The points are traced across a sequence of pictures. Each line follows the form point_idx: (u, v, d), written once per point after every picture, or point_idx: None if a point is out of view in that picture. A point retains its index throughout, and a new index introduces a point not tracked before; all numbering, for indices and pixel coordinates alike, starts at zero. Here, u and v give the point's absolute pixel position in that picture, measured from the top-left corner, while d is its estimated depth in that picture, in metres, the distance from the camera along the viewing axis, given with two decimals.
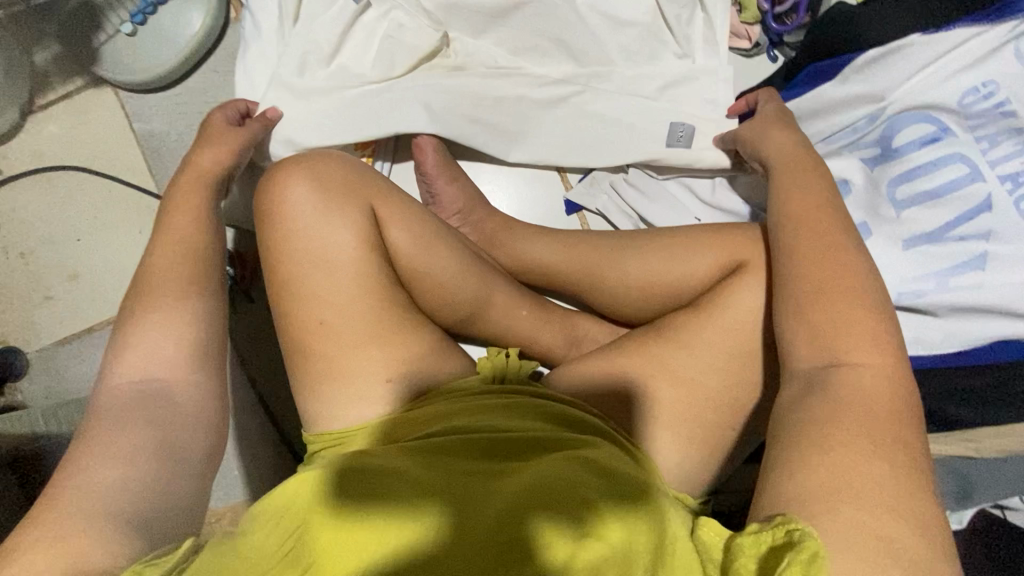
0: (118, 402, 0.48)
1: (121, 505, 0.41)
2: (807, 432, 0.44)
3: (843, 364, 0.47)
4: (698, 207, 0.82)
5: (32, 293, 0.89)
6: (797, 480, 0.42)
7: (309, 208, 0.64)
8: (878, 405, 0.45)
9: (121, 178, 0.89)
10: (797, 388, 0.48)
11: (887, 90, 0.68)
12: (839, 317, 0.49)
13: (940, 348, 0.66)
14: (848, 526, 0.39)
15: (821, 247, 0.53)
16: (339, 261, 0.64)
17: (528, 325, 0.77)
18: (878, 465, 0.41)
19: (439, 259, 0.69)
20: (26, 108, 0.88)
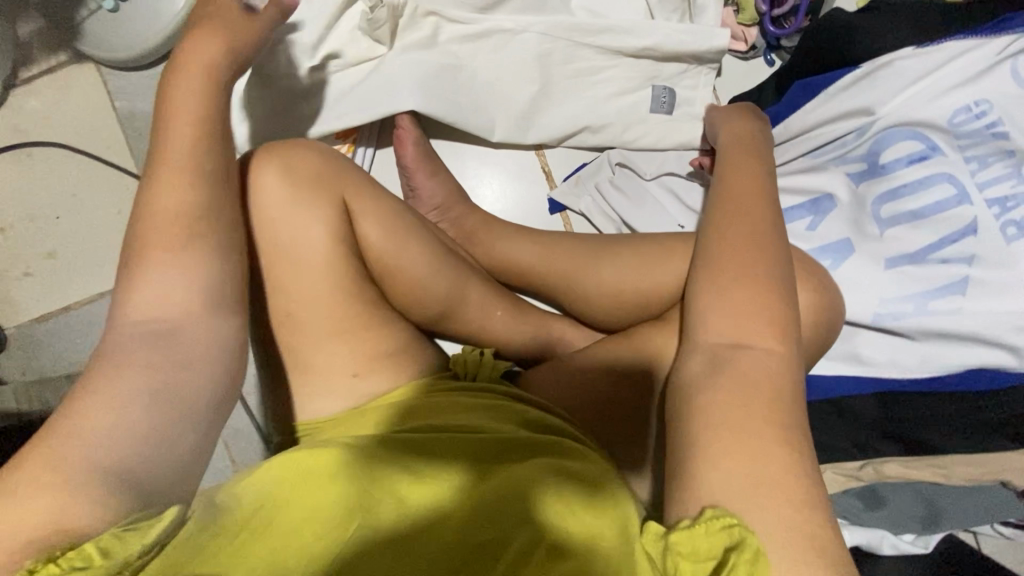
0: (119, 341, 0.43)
1: (84, 491, 0.36)
2: (707, 415, 0.45)
3: (742, 345, 0.48)
4: (681, 212, 0.80)
5: (11, 270, 0.88)
6: (704, 468, 0.43)
7: (273, 201, 0.62)
8: (768, 381, 0.46)
9: (101, 157, 0.88)
10: (701, 363, 0.49)
11: (877, 105, 0.65)
12: (743, 298, 0.50)
13: (917, 373, 0.65)
14: (754, 512, 0.40)
15: (742, 237, 0.54)
16: (306, 255, 0.62)
17: (503, 326, 0.77)
18: (766, 446, 0.43)
19: (412, 260, 0.68)
20: (8, 82, 0.87)
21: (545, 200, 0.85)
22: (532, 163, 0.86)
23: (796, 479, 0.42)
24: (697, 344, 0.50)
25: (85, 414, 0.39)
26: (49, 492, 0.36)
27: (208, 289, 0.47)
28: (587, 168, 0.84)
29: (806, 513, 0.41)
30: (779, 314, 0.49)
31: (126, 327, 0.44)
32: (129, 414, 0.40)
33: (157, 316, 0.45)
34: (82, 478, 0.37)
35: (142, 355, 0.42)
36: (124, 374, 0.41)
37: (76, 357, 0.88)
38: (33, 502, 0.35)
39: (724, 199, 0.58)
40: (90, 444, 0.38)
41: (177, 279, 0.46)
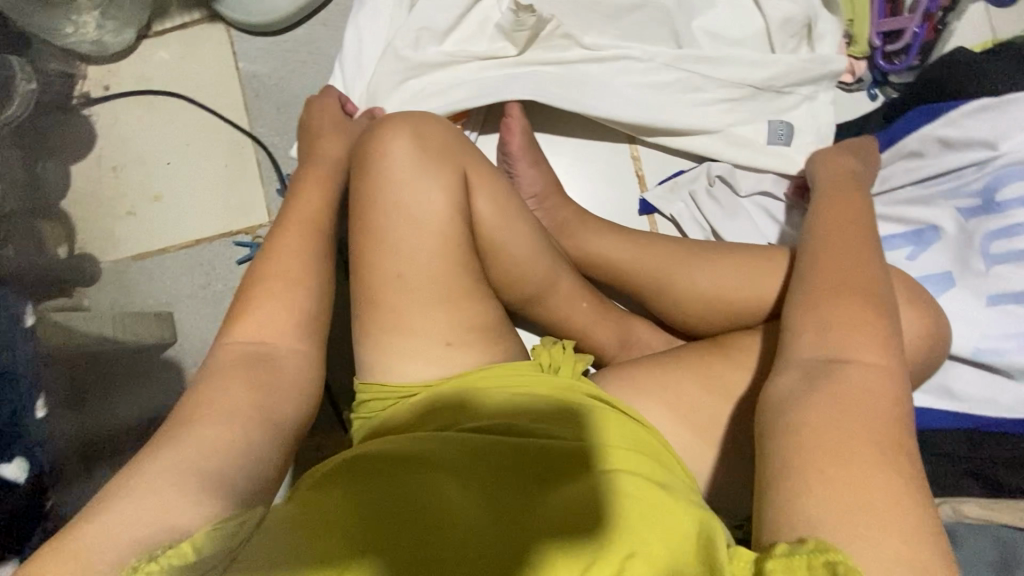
0: (232, 355, 0.54)
1: (176, 485, 0.42)
2: (803, 430, 0.43)
3: (844, 359, 0.46)
4: (772, 230, 0.81)
5: (116, 207, 0.93)
6: (801, 490, 0.40)
7: (404, 163, 0.66)
8: (871, 399, 0.44)
9: (216, 111, 0.92)
10: (796, 376, 0.47)
11: (999, 139, 0.66)
12: (845, 315, 0.48)
13: (1007, 411, 0.65)
14: (859, 542, 0.37)
15: (840, 261, 0.53)
16: (425, 217, 0.65)
17: (586, 318, 0.78)
18: (868, 467, 0.40)
19: (519, 240, 0.70)
20: (143, 32, 0.93)
21: (636, 202, 0.87)
22: (627, 167, 0.88)
23: (902, 506, 0.39)
24: (791, 359, 0.49)
25: (188, 428, 0.47)
26: (152, 484, 0.42)
27: (274, 336, 0.56)
28: (685, 175, 0.85)
29: (914, 542, 0.38)
30: (881, 333, 0.48)
31: (224, 357, 0.54)
32: (215, 423, 0.47)
33: (251, 343, 0.55)
34: (176, 476, 0.43)
35: (218, 420, 0.47)
36: (218, 398, 0.49)
37: (164, 297, 0.91)
38: (134, 495, 0.41)
39: (817, 227, 0.57)
40: (189, 444, 0.45)
41: (264, 321, 0.57)
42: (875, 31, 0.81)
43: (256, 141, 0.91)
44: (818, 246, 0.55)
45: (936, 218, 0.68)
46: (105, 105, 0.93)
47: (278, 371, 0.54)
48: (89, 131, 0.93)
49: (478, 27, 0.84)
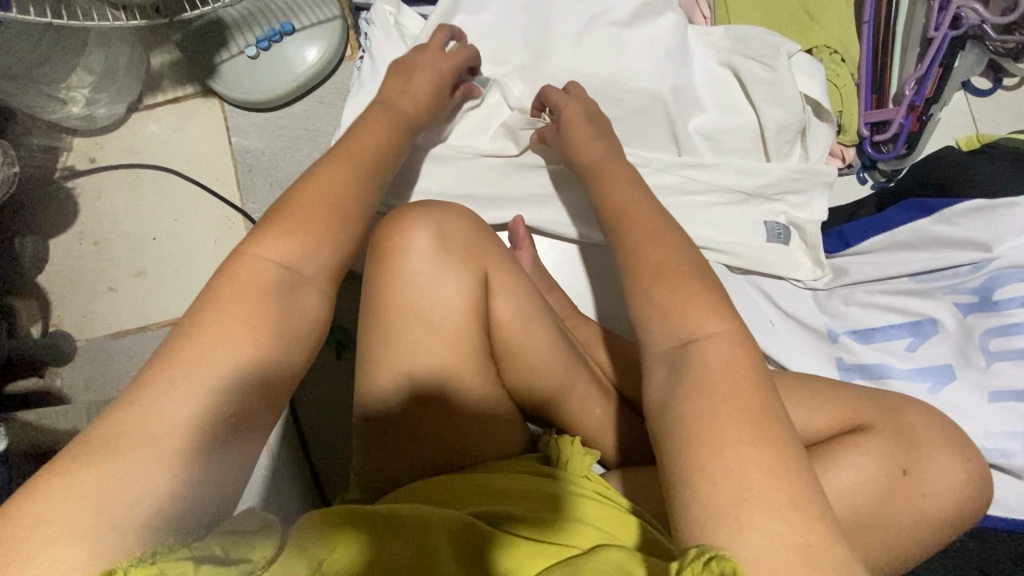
0: (260, 269, 0.45)
1: (169, 462, 0.35)
2: (689, 434, 0.40)
3: (696, 340, 0.45)
4: (776, 314, 0.77)
5: (95, 283, 0.89)
6: (695, 493, 0.38)
7: (426, 262, 0.64)
8: (732, 377, 0.42)
9: (207, 186, 0.90)
10: (663, 377, 0.45)
11: (993, 243, 0.68)
12: (669, 295, 0.47)
13: (1015, 511, 0.64)
14: (751, 543, 0.35)
15: (663, 244, 0.51)
16: (444, 320, 0.64)
17: (595, 421, 0.73)
18: (754, 451, 0.38)
19: (536, 337, 0.67)
20: (133, 106, 0.91)
21: None
22: None
23: (786, 481, 0.37)
24: (653, 357, 0.46)
25: (180, 375, 0.38)
26: (144, 454, 0.35)
27: (303, 261, 0.47)
28: None
29: (801, 522, 0.36)
30: (710, 299, 0.47)
31: (243, 272, 0.44)
32: (217, 378, 0.39)
33: (278, 262, 0.45)
34: (165, 453, 0.36)
35: (204, 383, 0.39)
36: (227, 341, 0.40)
37: None
38: (127, 463, 0.35)
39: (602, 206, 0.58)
40: (174, 407, 0.37)
41: (301, 245, 0.47)
42: (863, 121, 0.84)
43: (247, 217, 0.89)
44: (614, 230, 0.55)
45: (895, 269, 0.72)
46: (90, 177, 0.90)
47: (297, 309, 0.45)
48: (72, 203, 0.90)
49: (482, 123, 0.83)
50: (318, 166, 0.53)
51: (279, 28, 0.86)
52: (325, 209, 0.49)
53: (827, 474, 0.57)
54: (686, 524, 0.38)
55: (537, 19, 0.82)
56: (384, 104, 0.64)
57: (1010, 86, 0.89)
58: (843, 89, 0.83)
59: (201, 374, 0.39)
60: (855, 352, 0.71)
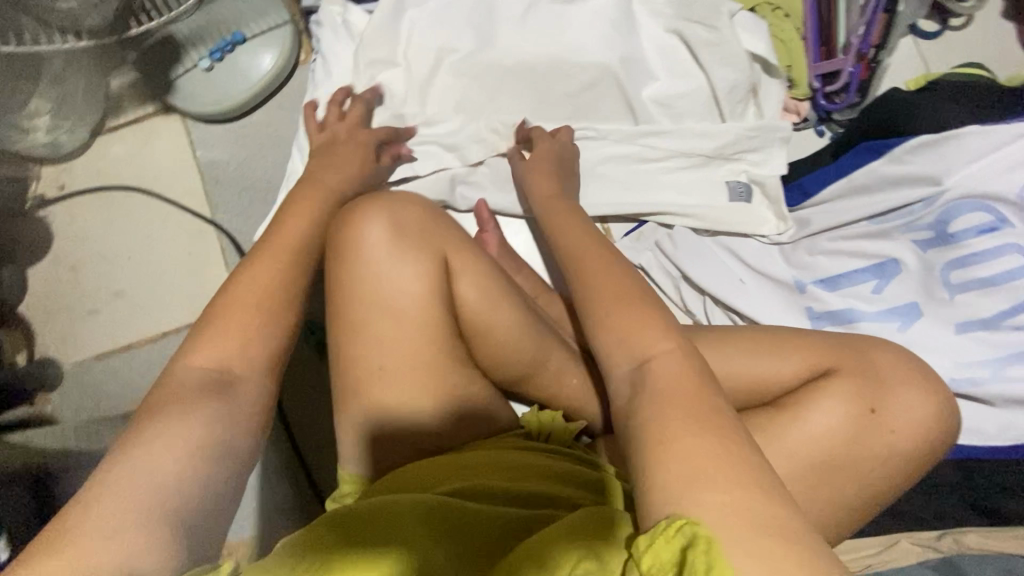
0: (192, 378, 0.50)
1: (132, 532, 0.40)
2: (642, 439, 0.41)
3: (647, 360, 0.46)
4: (743, 271, 0.78)
5: (76, 307, 0.90)
6: (650, 483, 0.39)
7: (382, 253, 0.66)
8: (682, 385, 0.43)
9: (176, 201, 0.91)
10: (626, 394, 0.46)
11: (944, 178, 0.68)
12: (625, 319, 0.49)
13: (992, 439, 0.64)
14: (713, 508, 0.37)
15: (602, 265, 0.56)
16: (405, 308, 0.65)
17: (576, 392, 0.73)
18: (709, 440, 0.39)
19: (501, 314, 0.68)
20: (97, 130, 0.93)
21: None
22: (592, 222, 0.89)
23: (738, 464, 0.38)
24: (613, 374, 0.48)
25: (134, 464, 0.43)
26: (109, 534, 0.39)
27: (233, 364, 0.53)
28: (650, 225, 0.84)
29: (753, 496, 0.37)
30: (659, 321, 0.49)
31: (168, 393, 0.49)
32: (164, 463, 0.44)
33: (213, 369, 0.52)
34: (125, 524, 0.40)
35: (152, 463, 0.44)
36: (175, 432, 0.46)
37: (131, 396, 0.87)
38: (91, 545, 0.38)
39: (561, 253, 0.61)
40: (130, 488, 0.42)
41: (228, 343, 0.53)
42: (815, 74, 0.84)
43: (218, 228, 0.90)
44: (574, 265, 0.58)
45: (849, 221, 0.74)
46: (61, 204, 0.92)
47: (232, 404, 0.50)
48: (45, 231, 0.91)
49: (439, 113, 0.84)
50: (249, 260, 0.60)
51: (230, 38, 0.87)
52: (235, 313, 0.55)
53: (797, 423, 0.58)
54: (655, 500, 0.38)
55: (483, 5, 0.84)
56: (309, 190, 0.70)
57: (958, 26, 0.90)
58: (790, 43, 0.84)
59: (144, 471, 0.43)
60: (823, 300, 0.72)
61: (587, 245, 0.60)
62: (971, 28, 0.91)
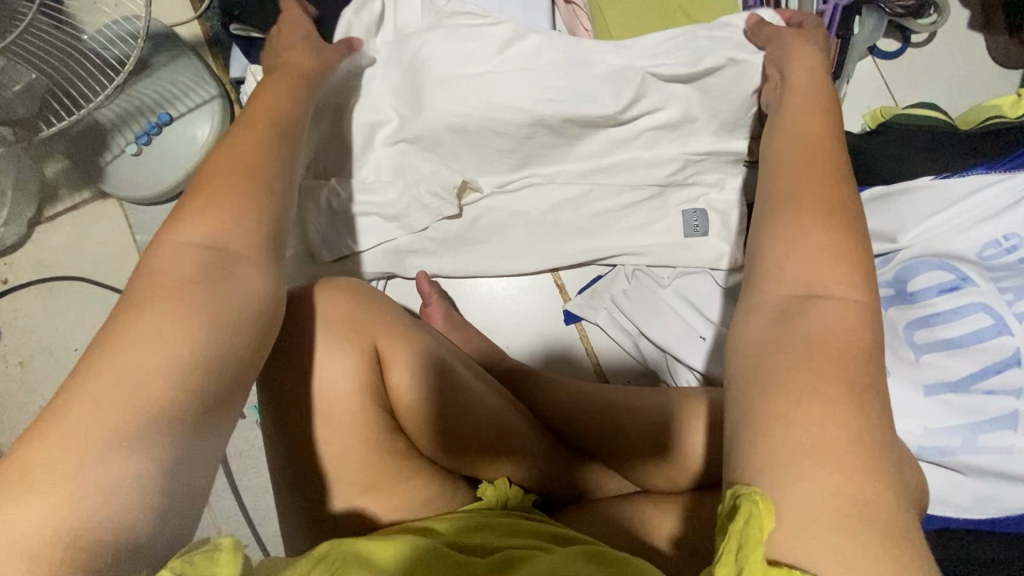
0: (178, 253, 0.41)
1: (109, 486, 0.33)
2: (765, 375, 0.36)
3: (818, 296, 0.39)
4: (703, 323, 0.79)
5: (28, 403, 0.88)
6: (760, 438, 0.34)
7: (308, 351, 0.63)
8: (846, 339, 0.36)
9: (120, 288, 0.89)
10: (766, 322, 0.39)
11: (899, 233, 0.64)
12: (818, 241, 0.40)
13: (972, 512, 0.59)
14: (808, 494, 0.31)
15: (808, 169, 0.46)
16: (335, 407, 0.62)
17: (533, 470, 0.71)
18: (826, 404, 0.33)
19: (441, 401, 0.66)
20: (35, 220, 0.90)
21: (560, 312, 0.86)
22: (547, 279, 0.87)
23: (861, 444, 0.32)
24: (763, 297, 0.40)
25: (107, 377, 0.35)
26: (87, 478, 0.33)
27: (231, 239, 0.43)
28: (603, 281, 0.85)
29: (863, 482, 0.32)
30: (859, 267, 0.40)
31: (163, 268, 0.40)
32: (149, 388, 0.36)
33: (204, 244, 0.42)
34: (100, 474, 0.33)
35: (121, 383, 0.35)
36: (154, 341, 0.37)
37: None
38: (65, 490, 0.32)
39: (784, 171, 0.47)
40: (104, 416, 0.34)
41: (219, 224, 0.43)
42: None
43: None
44: (785, 196, 0.44)
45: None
46: (6, 298, 0.90)
47: (231, 290, 0.41)
48: None
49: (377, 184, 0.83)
50: (236, 142, 0.49)
51: (156, 120, 0.84)
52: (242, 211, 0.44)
53: None
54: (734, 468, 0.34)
55: (409, 62, 0.80)
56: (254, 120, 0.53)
57: (919, 43, 0.84)
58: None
59: (126, 393, 0.35)
60: None
61: (815, 170, 0.46)
62: (934, 43, 0.84)
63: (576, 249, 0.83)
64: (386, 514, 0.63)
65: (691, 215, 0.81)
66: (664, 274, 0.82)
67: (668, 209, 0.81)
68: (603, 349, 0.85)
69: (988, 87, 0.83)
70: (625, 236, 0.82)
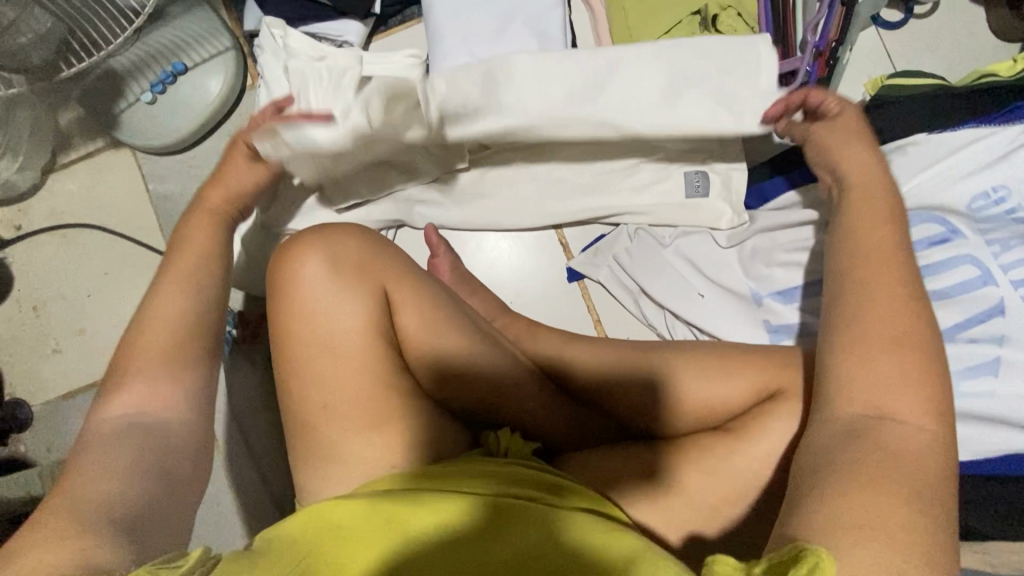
0: (109, 427, 0.49)
1: (90, 533, 0.39)
2: (832, 477, 0.41)
3: (891, 417, 0.44)
4: (702, 283, 0.81)
5: (41, 346, 0.90)
6: (820, 509, 0.39)
7: (321, 289, 0.65)
8: (922, 468, 0.41)
9: (132, 236, 0.91)
10: (836, 435, 0.44)
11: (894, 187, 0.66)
12: (893, 370, 0.45)
13: (954, 455, 0.62)
14: (862, 561, 0.36)
15: (882, 257, 0.51)
16: (346, 343, 0.65)
17: (536, 414, 0.74)
18: (886, 498, 0.39)
19: (448, 342, 0.69)
20: (49, 167, 0.92)
21: (564, 269, 0.89)
22: (551, 237, 0.89)
23: (921, 534, 0.38)
24: (835, 413, 0.46)
25: (74, 485, 0.43)
26: (58, 531, 0.39)
27: (162, 408, 0.51)
28: (606, 240, 0.87)
29: (922, 556, 0.37)
30: (926, 387, 0.45)
31: (99, 437, 0.49)
32: (106, 484, 0.44)
33: (131, 412, 0.50)
34: (81, 525, 0.40)
35: (83, 481, 0.44)
36: (100, 477, 0.44)
37: None
38: (50, 540, 0.38)
39: (848, 266, 0.51)
40: (82, 488, 0.43)
41: (152, 389, 0.52)
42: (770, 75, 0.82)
43: None
44: (854, 385, 0.46)
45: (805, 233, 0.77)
46: (19, 244, 0.91)
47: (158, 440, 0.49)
48: (5, 273, 0.91)
49: None
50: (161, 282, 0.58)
51: (171, 69, 0.86)
52: (190, 265, 0.59)
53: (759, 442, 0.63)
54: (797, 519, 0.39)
55: None
56: (201, 205, 0.66)
57: (922, 14, 0.86)
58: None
59: (86, 487, 0.43)
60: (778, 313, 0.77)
61: (879, 278, 0.49)
62: (936, 16, 0.86)
63: (579, 206, 0.85)
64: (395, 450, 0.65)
65: (692, 176, 0.83)
66: (666, 234, 0.85)
67: (672, 167, 0.83)
68: (604, 308, 0.88)
69: (987, 58, 0.85)
70: (629, 195, 0.84)
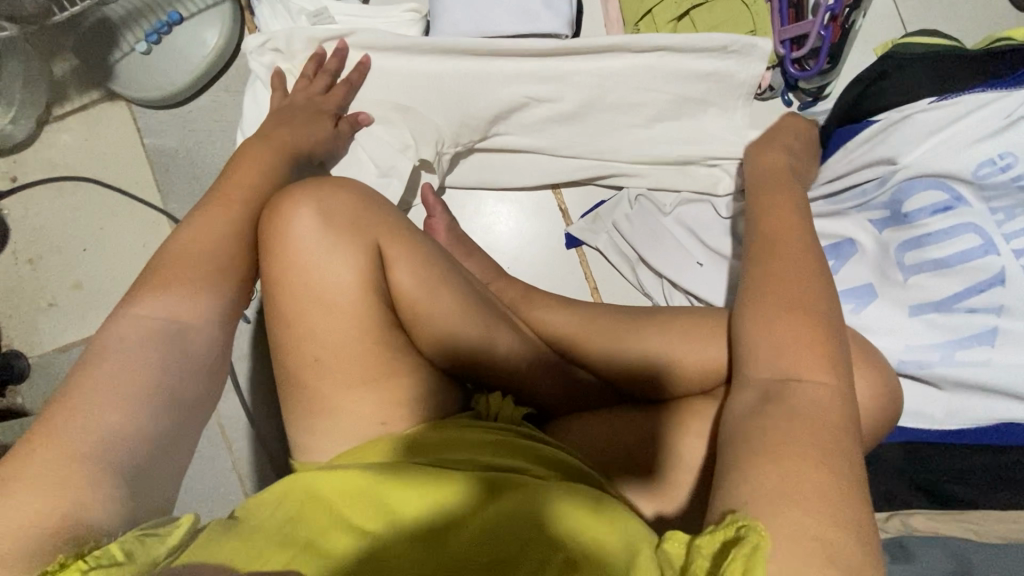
0: (138, 329, 0.51)
1: (90, 487, 0.41)
2: (755, 445, 0.40)
3: (797, 380, 0.43)
4: (701, 251, 0.80)
5: (38, 300, 0.90)
6: (741, 480, 0.38)
7: (312, 243, 0.63)
8: (824, 419, 0.41)
9: (128, 191, 0.90)
10: (752, 400, 0.44)
11: (900, 154, 0.65)
12: (790, 333, 0.45)
13: (943, 425, 0.63)
14: (781, 527, 0.35)
15: (780, 221, 0.55)
16: (337, 297, 0.63)
17: (530, 376, 0.74)
18: (801, 458, 0.38)
19: (442, 300, 0.68)
20: (43, 119, 0.90)
21: (562, 235, 0.88)
22: (551, 201, 0.88)
23: (837, 496, 0.37)
24: (747, 380, 0.45)
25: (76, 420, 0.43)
26: (62, 490, 0.40)
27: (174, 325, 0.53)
28: (607, 206, 0.86)
29: (835, 527, 0.35)
30: (829, 347, 0.45)
31: (123, 330, 0.50)
32: (113, 422, 0.44)
33: (164, 318, 0.52)
34: (82, 473, 0.41)
35: (86, 420, 0.44)
36: (102, 416, 0.44)
37: None
38: (44, 497, 0.39)
39: (756, 247, 0.54)
40: (84, 435, 0.43)
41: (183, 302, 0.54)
42: (779, 39, 0.80)
43: (170, 216, 0.89)
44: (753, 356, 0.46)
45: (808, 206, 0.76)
46: (14, 196, 0.90)
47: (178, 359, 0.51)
48: None
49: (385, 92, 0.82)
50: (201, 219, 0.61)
51: (166, 19, 0.85)
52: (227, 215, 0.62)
53: None
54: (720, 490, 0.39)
55: None
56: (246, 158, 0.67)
57: None
58: (693, 12, 0.82)
59: (97, 421, 0.44)
60: None
61: (785, 258, 0.51)
62: None
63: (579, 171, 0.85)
64: (388, 406, 0.65)
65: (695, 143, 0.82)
66: (668, 200, 0.84)
67: (676, 132, 0.82)
68: (603, 276, 0.87)
69: (1004, 27, 0.82)
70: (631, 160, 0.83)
